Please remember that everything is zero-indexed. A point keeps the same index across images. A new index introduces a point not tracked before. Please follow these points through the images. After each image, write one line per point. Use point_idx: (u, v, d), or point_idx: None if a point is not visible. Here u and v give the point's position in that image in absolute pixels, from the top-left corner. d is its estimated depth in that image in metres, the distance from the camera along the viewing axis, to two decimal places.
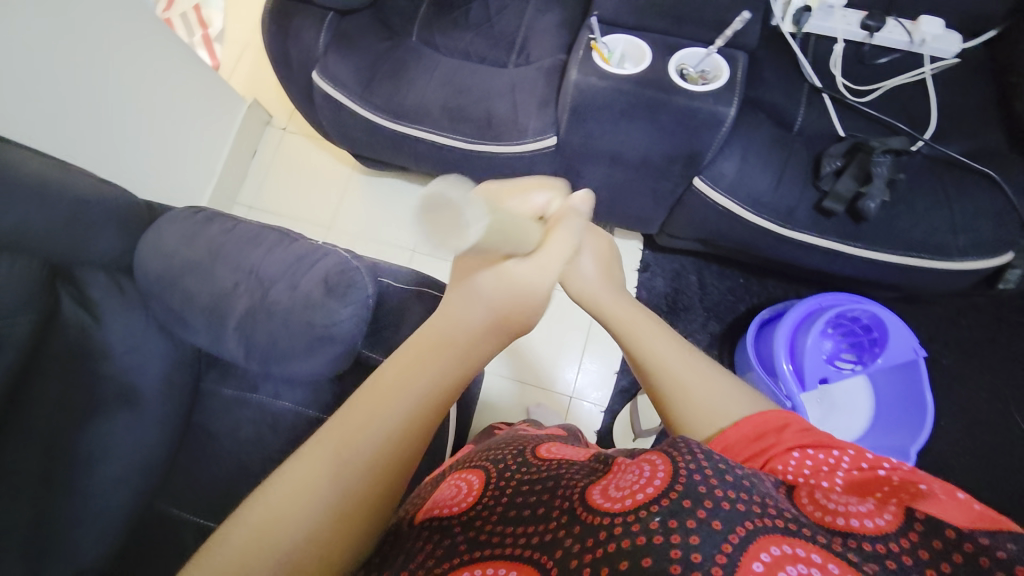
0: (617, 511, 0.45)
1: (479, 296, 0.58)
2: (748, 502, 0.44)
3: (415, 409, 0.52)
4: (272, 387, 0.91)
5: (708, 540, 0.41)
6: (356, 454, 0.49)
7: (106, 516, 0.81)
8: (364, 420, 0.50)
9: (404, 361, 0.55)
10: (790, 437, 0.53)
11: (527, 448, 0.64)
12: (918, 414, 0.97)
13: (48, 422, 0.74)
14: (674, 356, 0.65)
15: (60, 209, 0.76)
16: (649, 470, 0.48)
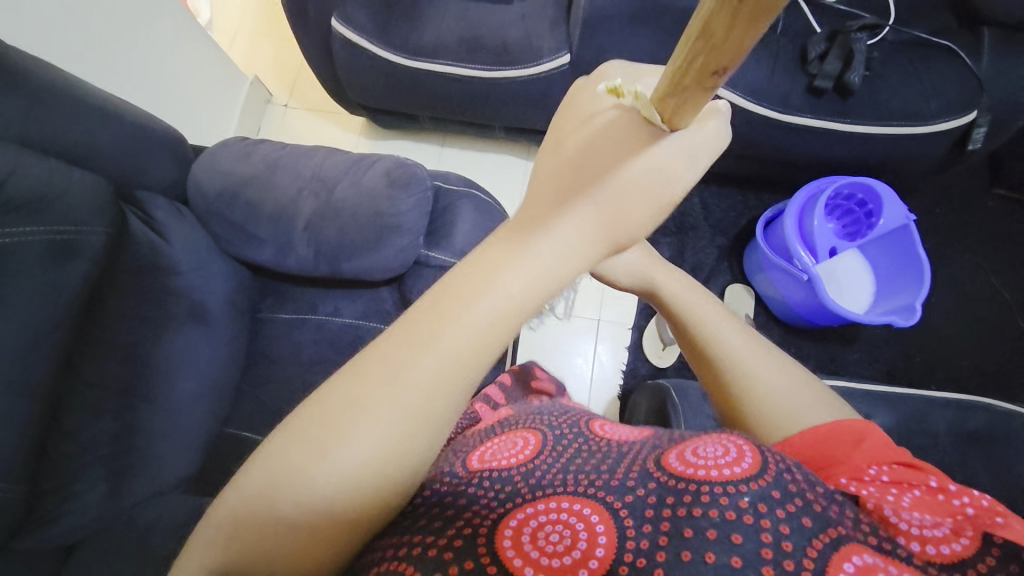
0: (698, 479, 0.45)
1: (518, 261, 0.46)
2: (830, 501, 0.44)
3: (395, 429, 0.42)
4: (330, 305, 0.95)
5: (798, 533, 0.41)
6: (310, 484, 0.41)
7: (184, 434, 0.82)
8: (328, 440, 0.41)
9: (384, 363, 0.43)
10: (865, 455, 0.51)
11: (580, 419, 0.64)
12: (917, 270, 1.09)
13: (126, 335, 0.76)
14: (784, 386, 0.61)
15: (121, 131, 0.79)
16: (735, 450, 0.47)
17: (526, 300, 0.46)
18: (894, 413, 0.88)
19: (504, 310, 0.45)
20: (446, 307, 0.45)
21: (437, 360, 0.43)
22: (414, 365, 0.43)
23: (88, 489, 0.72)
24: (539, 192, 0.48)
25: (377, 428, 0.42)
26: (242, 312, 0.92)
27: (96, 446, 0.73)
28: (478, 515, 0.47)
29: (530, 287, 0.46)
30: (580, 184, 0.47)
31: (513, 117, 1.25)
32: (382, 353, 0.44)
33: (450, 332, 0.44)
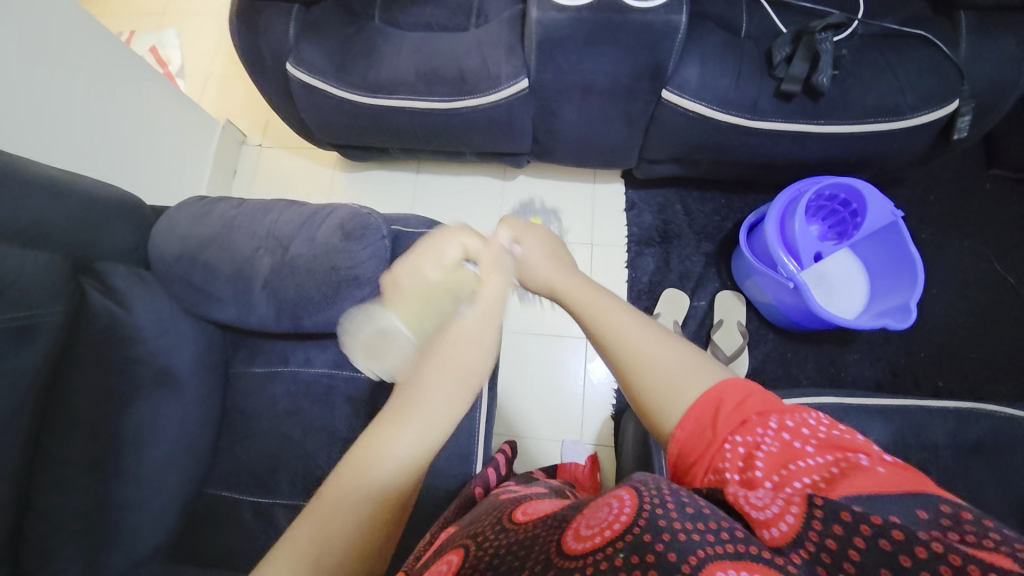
0: (585, 551, 0.43)
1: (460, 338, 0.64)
2: (690, 521, 0.43)
3: (424, 447, 0.58)
4: (301, 356, 0.94)
5: (665, 570, 0.39)
6: (358, 501, 0.55)
7: (159, 502, 0.81)
8: (377, 454, 0.57)
9: (409, 407, 0.60)
10: (725, 427, 0.53)
11: (505, 510, 0.59)
12: (910, 269, 1.05)
13: (90, 411, 0.75)
14: (648, 345, 0.61)
15: (73, 205, 0.78)
16: (617, 508, 0.47)
17: (466, 371, 0.64)
18: (889, 428, 0.84)
19: (466, 363, 0.63)
20: (432, 380, 0.61)
21: (444, 397, 0.61)
22: (432, 406, 0.60)
23: (62, 568, 0.72)
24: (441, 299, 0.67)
25: (418, 437, 0.58)
26: (213, 369, 0.91)
27: (68, 525, 0.73)
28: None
29: (462, 363, 0.63)
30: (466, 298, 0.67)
31: (481, 142, 1.24)
32: (415, 396, 0.60)
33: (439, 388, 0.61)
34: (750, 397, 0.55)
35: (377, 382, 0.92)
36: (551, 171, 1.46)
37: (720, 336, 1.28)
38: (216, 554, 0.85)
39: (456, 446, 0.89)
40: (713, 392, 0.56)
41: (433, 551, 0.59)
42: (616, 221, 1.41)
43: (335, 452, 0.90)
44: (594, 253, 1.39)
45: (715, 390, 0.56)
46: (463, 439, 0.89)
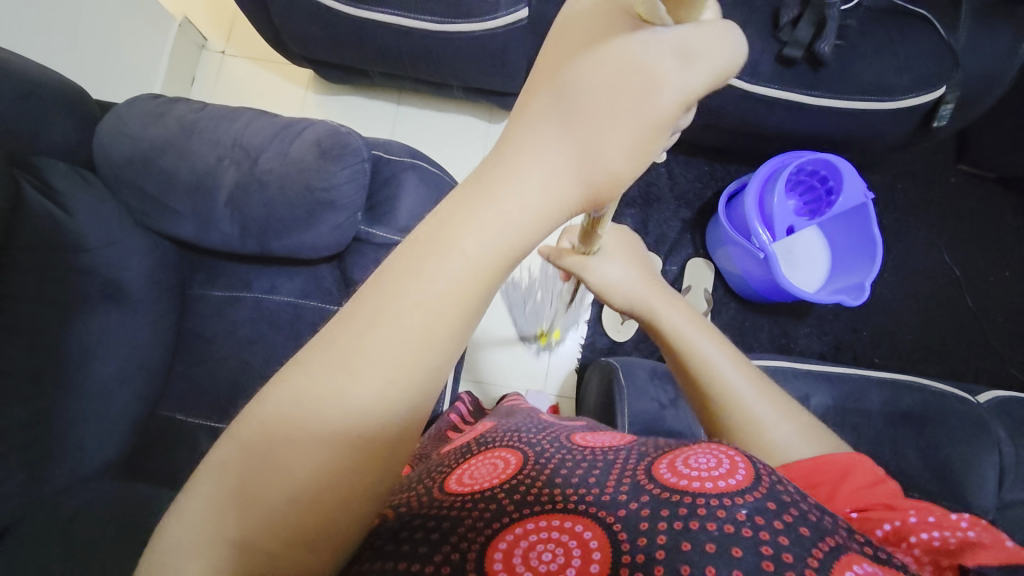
0: (690, 489, 0.48)
1: (505, 188, 0.40)
2: (823, 514, 0.47)
3: (407, 366, 0.39)
4: (266, 283, 0.90)
5: (797, 542, 0.43)
6: (309, 437, 0.37)
7: (108, 419, 0.78)
8: (344, 368, 0.38)
9: (379, 311, 0.38)
10: (847, 492, 0.55)
11: (559, 433, 0.65)
12: (870, 248, 1.10)
13: (30, 320, 0.69)
14: (740, 384, 0.65)
15: (2, 85, 0.68)
16: (727, 462, 0.50)
17: (512, 246, 0.40)
18: (833, 393, 0.90)
19: (516, 225, 0.40)
20: (426, 263, 0.39)
21: (439, 277, 0.39)
22: (414, 305, 0.38)
23: (4, 478, 0.66)
24: (523, 115, 0.41)
25: (383, 356, 0.38)
26: (169, 289, 0.86)
27: (10, 435, 0.67)
28: (461, 538, 0.46)
29: (518, 229, 0.40)
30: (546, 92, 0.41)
31: (471, 76, 1.17)
32: (378, 296, 0.39)
33: (437, 271, 0.39)
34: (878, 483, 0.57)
35: None
36: None
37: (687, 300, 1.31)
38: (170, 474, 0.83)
39: None
40: (826, 456, 0.58)
41: (485, 449, 0.62)
42: None
43: None
44: None
45: (829, 454, 0.58)
46: None
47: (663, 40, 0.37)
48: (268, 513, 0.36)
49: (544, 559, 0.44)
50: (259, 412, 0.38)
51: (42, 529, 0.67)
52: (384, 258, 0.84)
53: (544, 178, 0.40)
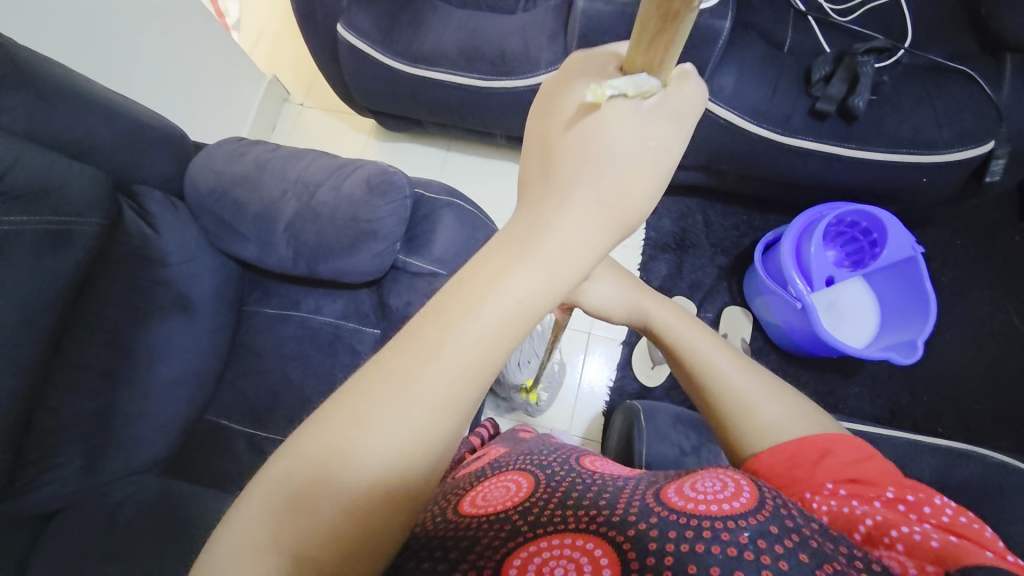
0: (698, 512, 0.49)
1: (524, 262, 0.40)
2: (824, 539, 0.47)
3: (427, 425, 0.39)
4: (312, 304, 0.98)
5: (797, 567, 0.43)
6: (332, 493, 0.38)
7: (162, 417, 0.86)
8: (358, 443, 0.38)
9: (392, 375, 0.39)
10: (826, 472, 0.56)
11: (571, 457, 0.68)
12: (922, 305, 1.04)
13: (111, 321, 0.80)
14: (733, 374, 0.67)
15: (123, 127, 0.83)
16: (733, 487, 0.52)
17: (540, 297, 0.40)
18: None
19: (542, 282, 0.40)
20: (446, 325, 0.39)
21: (461, 336, 0.39)
22: (433, 363, 0.39)
23: (64, 463, 0.76)
24: (546, 187, 0.42)
25: (404, 413, 0.38)
26: (229, 303, 0.96)
27: (77, 423, 0.77)
28: (482, 553, 0.49)
29: (547, 281, 0.40)
30: (570, 160, 0.41)
31: (513, 126, 1.26)
32: (390, 360, 0.40)
33: (456, 338, 0.39)
34: (866, 462, 0.57)
35: (379, 339, 0.95)
36: None
37: None
38: (206, 476, 0.89)
39: None
40: (811, 439, 0.59)
41: (498, 472, 0.66)
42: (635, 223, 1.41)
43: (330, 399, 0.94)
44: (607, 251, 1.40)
45: (816, 437, 0.60)
46: None
47: (662, 107, 0.41)
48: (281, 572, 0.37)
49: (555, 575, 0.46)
50: (271, 474, 0.39)
51: (87, 515, 0.76)
52: (418, 285, 0.91)
53: (579, 231, 0.41)
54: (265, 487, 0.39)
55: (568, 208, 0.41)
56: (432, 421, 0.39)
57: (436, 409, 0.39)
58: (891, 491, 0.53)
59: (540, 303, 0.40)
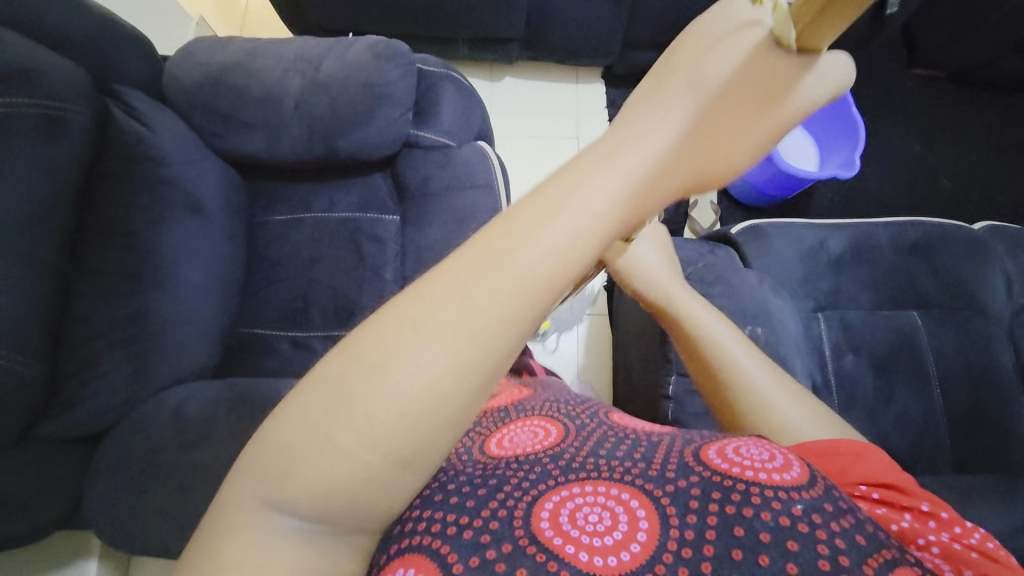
0: (746, 478, 0.44)
1: (607, 171, 0.41)
2: (880, 531, 0.42)
3: (423, 411, 0.35)
4: (323, 203, 0.96)
5: (854, 548, 0.39)
6: (371, 416, 0.34)
7: (199, 323, 0.83)
8: (373, 397, 0.34)
9: (455, 281, 0.37)
10: (860, 474, 0.48)
11: (598, 410, 0.66)
12: (851, 129, 1.23)
13: (124, 223, 0.75)
14: (755, 369, 0.59)
15: (92, 20, 0.77)
16: (780, 456, 0.46)
17: (607, 212, 0.40)
18: (847, 234, 0.98)
19: (613, 196, 0.40)
20: (518, 233, 0.38)
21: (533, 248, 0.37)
22: (496, 290, 0.36)
23: (109, 371, 0.73)
24: (649, 102, 0.48)
25: (455, 332, 0.35)
26: (236, 212, 0.92)
27: (112, 330, 0.73)
28: (511, 495, 0.45)
29: (619, 194, 0.40)
30: (678, 82, 0.49)
31: (476, 26, 1.28)
32: (458, 266, 0.37)
33: (524, 252, 0.37)
34: (891, 467, 0.50)
35: (402, 223, 0.96)
36: (537, 70, 1.52)
37: (696, 214, 1.38)
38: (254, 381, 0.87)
39: None
40: (837, 440, 0.51)
41: (524, 420, 0.62)
42: (600, 116, 1.50)
43: (365, 288, 0.94)
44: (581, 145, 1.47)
45: (837, 439, 0.52)
46: None
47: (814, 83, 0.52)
48: (275, 494, 0.34)
49: (589, 520, 0.42)
50: (293, 401, 0.36)
51: (145, 419, 0.73)
52: (433, 158, 0.93)
53: (659, 141, 0.44)
54: (287, 407, 0.36)
55: (660, 120, 0.46)
56: (434, 410, 0.35)
57: (434, 400, 0.35)
58: (925, 504, 0.47)
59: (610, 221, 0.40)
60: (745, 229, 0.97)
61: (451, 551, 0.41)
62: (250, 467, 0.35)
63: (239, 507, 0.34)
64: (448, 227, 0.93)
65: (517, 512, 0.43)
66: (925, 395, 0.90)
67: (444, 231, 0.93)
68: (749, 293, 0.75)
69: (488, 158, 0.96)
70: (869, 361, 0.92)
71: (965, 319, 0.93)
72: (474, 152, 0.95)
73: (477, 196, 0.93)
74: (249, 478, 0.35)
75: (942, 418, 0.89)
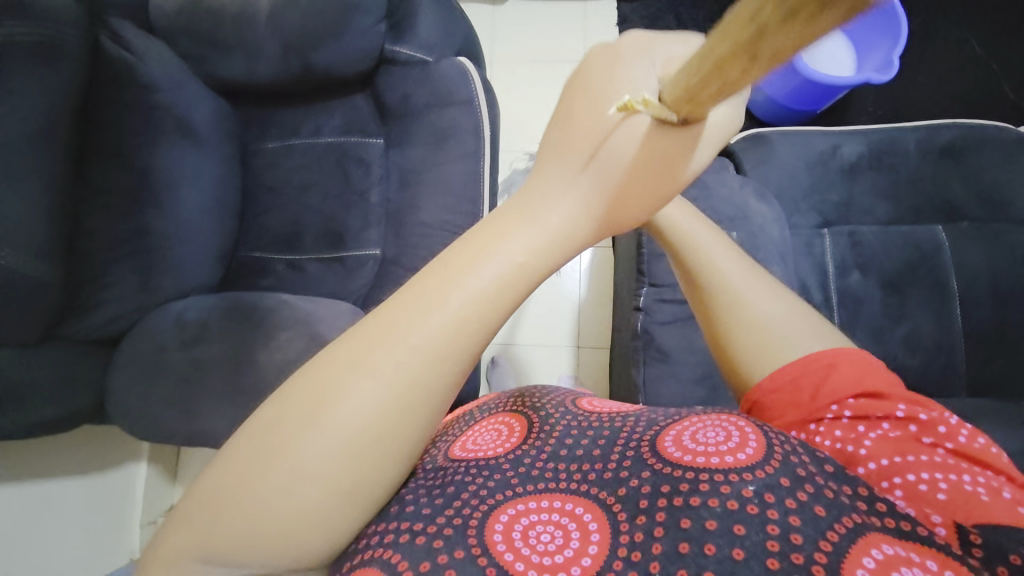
0: (697, 464, 0.45)
1: (529, 223, 0.36)
2: (841, 484, 0.42)
3: (341, 479, 0.33)
4: (309, 128, 0.97)
5: (811, 523, 0.40)
6: (298, 461, 0.32)
7: (202, 240, 0.90)
8: (288, 469, 0.32)
9: (377, 330, 0.34)
10: (829, 394, 0.48)
11: (568, 396, 0.62)
12: (892, 24, 1.07)
13: (120, 145, 0.81)
14: (733, 270, 0.55)
15: None
16: (738, 434, 0.46)
17: (533, 262, 0.36)
18: (866, 140, 0.88)
19: (542, 243, 0.36)
20: (444, 278, 0.35)
21: (454, 294, 0.34)
22: (426, 330, 0.34)
23: (118, 280, 0.80)
24: (550, 165, 0.38)
25: (365, 408, 0.33)
26: (228, 139, 0.95)
27: (118, 244, 0.80)
28: (467, 503, 0.46)
29: (545, 244, 0.36)
30: (582, 148, 0.36)
31: None
32: (395, 310, 0.35)
33: (441, 314, 0.34)
34: (869, 375, 0.49)
35: (385, 146, 0.96)
36: None
37: None
38: None
39: (462, 188, 0.91)
40: (814, 355, 0.50)
41: (488, 415, 0.60)
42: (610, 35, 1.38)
43: (352, 211, 0.96)
44: None
45: (821, 349, 0.51)
46: (468, 181, 0.91)
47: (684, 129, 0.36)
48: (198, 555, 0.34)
49: (541, 539, 0.44)
50: (209, 474, 0.34)
51: (151, 325, 0.80)
52: (412, 74, 0.91)
53: (563, 214, 0.36)
54: (203, 481, 0.34)
55: (560, 187, 0.37)
56: (356, 482, 0.34)
57: (356, 470, 0.33)
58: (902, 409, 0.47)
59: (537, 270, 0.36)
60: (745, 138, 0.90)
61: (402, 557, 0.41)
62: (182, 531, 0.34)
63: (189, 531, 0.34)
64: (430, 147, 0.92)
65: (472, 522, 0.44)
66: (939, 314, 0.83)
67: (426, 151, 0.93)
68: (726, 196, 0.71)
69: (469, 72, 0.92)
70: (878, 279, 0.84)
71: (999, 231, 0.83)
72: (453, 68, 0.91)
73: (457, 114, 0.92)
74: (201, 510, 0.34)
75: (957, 339, 0.82)
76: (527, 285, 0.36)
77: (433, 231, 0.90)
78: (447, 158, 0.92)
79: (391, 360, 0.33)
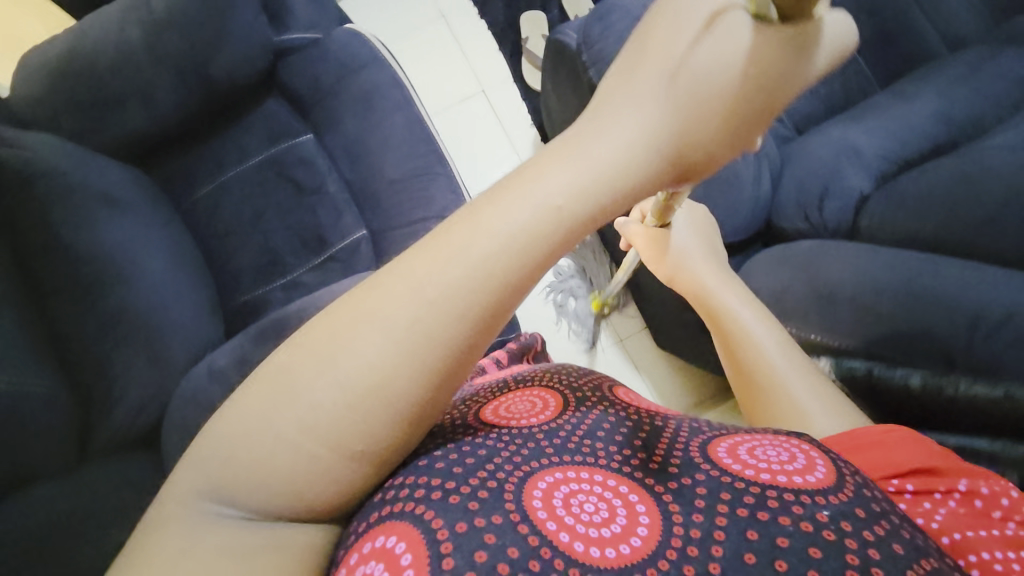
0: (757, 480, 0.38)
1: (557, 160, 0.33)
2: (914, 527, 0.37)
3: (360, 430, 0.32)
4: (236, 156, 0.94)
5: (892, 557, 0.33)
6: (310, 410, 0.31)
7: (184, 303, 0.80)
8: (290, 422, 0.31)
9: (407, 281, 0.32)
10: (884, 466, 0.44)
11: (600, 376, 0.54)
12: None
13: (56, 237, 0.73)
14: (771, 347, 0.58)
15: None
16: (799, 455, 0.40)
17: (568, 201, 0.32)
18: None
19: (579, 181, 0.32)
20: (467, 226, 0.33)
21: (477, 235, 0.32)
22: (444, 274, 0.32)
23: (125, 367, 0.72)
24: (610, 92, 0.35)
25: (387, 338, 0.31)
26: (159, 202, 0.89)
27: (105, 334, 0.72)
28: (500, 468, 0.37)
29: (609, 181, 0.33)
30: (662, 78, 0.33)
31: None
32: (404, 271, 0.33)
33: (465, 251, 0.32)
34: (917, 451, 0.45)
35: (318, 137, 0.95)
36: None
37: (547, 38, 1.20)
38: None
39: (412, 132, 0.91)
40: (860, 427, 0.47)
41: (519, 384, 0.51)
42: None
43: (319, 208, 0.93)
44: (448, 19, 1.43)
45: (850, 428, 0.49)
46: (413, 126, 0.92)
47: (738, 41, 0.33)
48: (202, 485, 0.32)
49: (585, 508, 0.36)
50: (228, 415, 0.33)
51: (185, 394, 0.73)
52: (312, 56, 0.92)
53: (597, 157, 0.33)
54: (224, 418, 0.33)
55: (629, 111, 0.33)
56: (375, 435, 0.32)
57: (369, 426, 0.32)
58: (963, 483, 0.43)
59: (578, 213, 0.32)
60: None
61: (438, 517, 0.34)
62: (195, 467, 0.33)
63: (190, 475, 0.33)
64: (360, 113, 0.92)
65: (507, 486, 0.36)
66: None
67: (358, 119, 0.92)
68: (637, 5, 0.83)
69: (361, 34, 0.95)
70: None
71: None
72: (345, 35, 0.94)
73: (372, 73, 0.93)
74: (206, 450, 0.33)
75: (859, 57, 0.96)
76: (557, 229, 0.32)
77: (406, 181, 0.90)
78: (381, 117, 0.92)
79: (384, 300, 0.32)
